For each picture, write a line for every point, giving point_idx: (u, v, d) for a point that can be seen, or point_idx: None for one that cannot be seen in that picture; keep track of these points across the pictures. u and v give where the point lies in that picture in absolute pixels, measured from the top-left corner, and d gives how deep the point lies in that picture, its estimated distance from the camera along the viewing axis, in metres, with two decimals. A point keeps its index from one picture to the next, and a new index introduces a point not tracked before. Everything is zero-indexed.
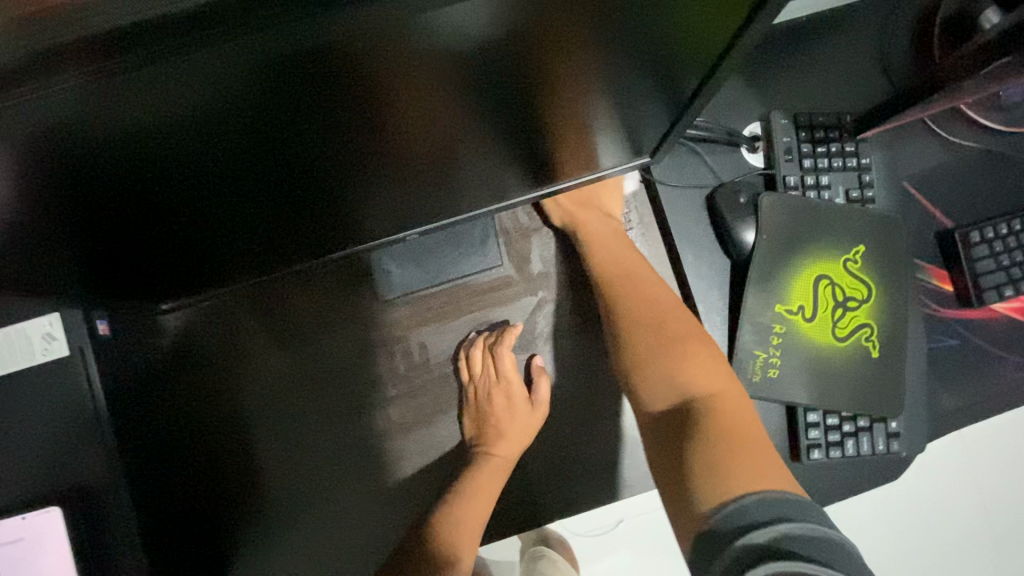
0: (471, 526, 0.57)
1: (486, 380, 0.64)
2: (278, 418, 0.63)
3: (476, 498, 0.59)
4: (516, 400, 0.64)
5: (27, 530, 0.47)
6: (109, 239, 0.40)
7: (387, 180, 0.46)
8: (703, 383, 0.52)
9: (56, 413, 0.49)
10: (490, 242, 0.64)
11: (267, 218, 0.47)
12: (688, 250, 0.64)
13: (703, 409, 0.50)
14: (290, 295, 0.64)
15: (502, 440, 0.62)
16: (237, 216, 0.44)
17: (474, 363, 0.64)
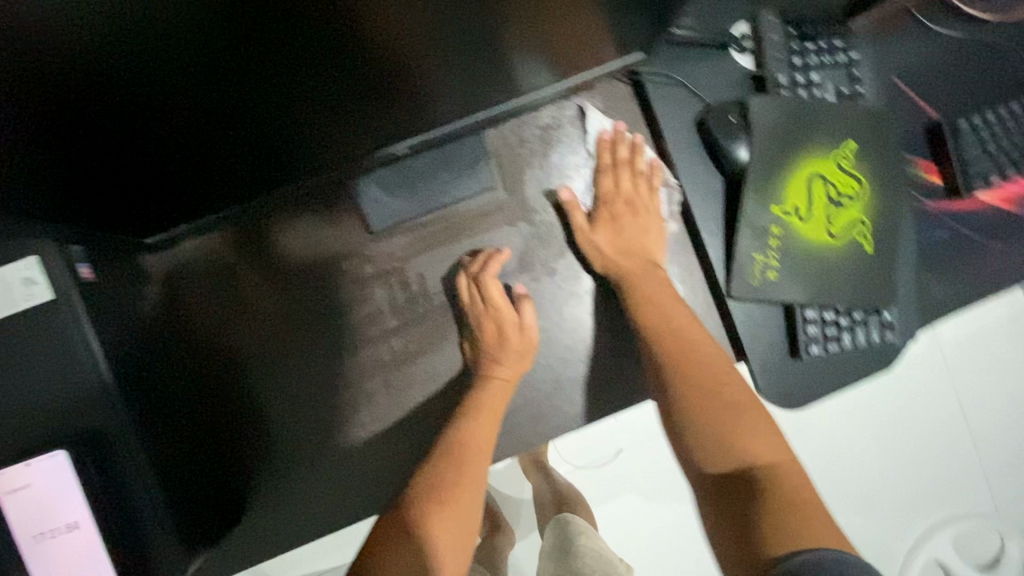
0: (476, 450, 0.59)
1: (475, 306, 0.63)
2: (277, 358, 0.62)
3: (480, 421, 0.60)
4: (506, 327, 0.63)
5: (32, 477, 0.46)
6: (73, 157, 0.37)
7: (368, 94, 0.44)
8: (764, 453, 0.54)
9: (51, 357, 0.48)
10: (481, 163, 0.62)
11: (243, 144, 0.44)
12: (682, 158, 0.63)
13: (765, 477, 0.52)
14: (276, 231, 0.62)
15: (499, 364, 0.62)
16: (217, 140, 0.42)
17: (462, 291, 0.63)
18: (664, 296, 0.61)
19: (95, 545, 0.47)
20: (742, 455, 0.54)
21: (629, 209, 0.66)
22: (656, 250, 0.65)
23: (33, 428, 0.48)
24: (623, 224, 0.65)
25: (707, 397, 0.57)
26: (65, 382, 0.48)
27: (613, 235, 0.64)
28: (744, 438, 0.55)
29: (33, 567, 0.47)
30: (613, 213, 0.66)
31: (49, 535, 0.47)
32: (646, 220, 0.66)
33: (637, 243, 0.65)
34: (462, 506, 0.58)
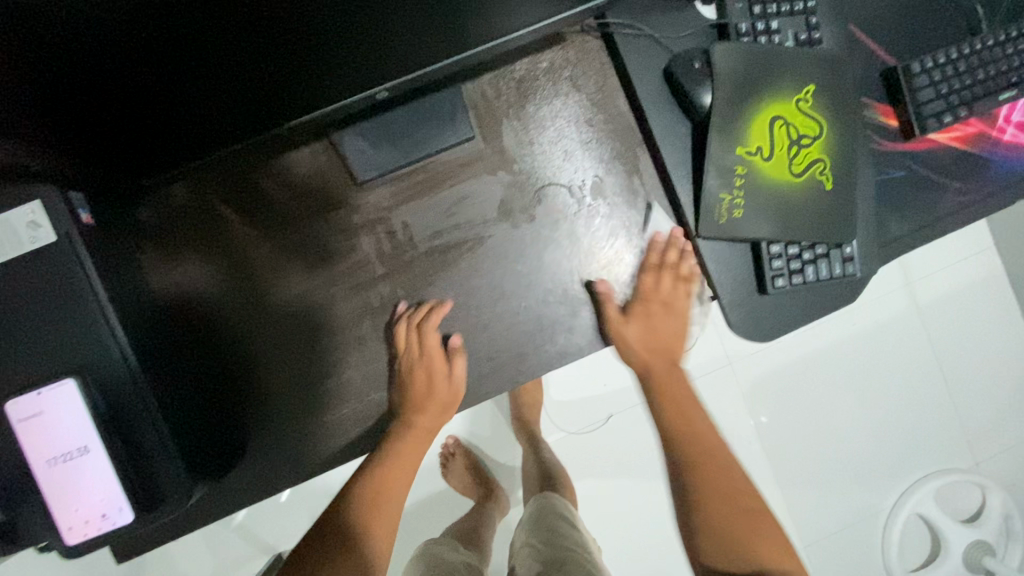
0: (395, 501, 0.69)
1: (411, 356, 0.66)
2: (267, 305, 0.65)
3: (402, 473, 0.70)
4: (435, 377, 0.68)
5: (46, 404, 0.49)
6: (89, 87, 0.43)
7: (342, 31, 0.49)
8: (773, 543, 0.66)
9: (53, 293, 0.51)
10: (460, 115, 0.65)
11: (232, 82, 0.49)
12: (650, 105, 0.66)
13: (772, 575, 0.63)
14: (263, 184, 0.65)
15: (423, 413, 0.70)
16: (208, 73, 0.47)
17: (399, 341, 0.65)
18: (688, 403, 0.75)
19: (106, 468, 0.50)
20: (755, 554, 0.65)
21: (663, 308, 0.72)
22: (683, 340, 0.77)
23: (38, 363, 0.51)
24: (654, 319, 0.72)
25: (715, 484, 0.69)
26: (67, 315, 0.51)
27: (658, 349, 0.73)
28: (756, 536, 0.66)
29: (49, 492, 0.50)
30: (649, 308, 0.71)
31: (61, 460, 0.50)
32: (676, 319, 0.74)
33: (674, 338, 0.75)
34: (378, 525, 0.67)
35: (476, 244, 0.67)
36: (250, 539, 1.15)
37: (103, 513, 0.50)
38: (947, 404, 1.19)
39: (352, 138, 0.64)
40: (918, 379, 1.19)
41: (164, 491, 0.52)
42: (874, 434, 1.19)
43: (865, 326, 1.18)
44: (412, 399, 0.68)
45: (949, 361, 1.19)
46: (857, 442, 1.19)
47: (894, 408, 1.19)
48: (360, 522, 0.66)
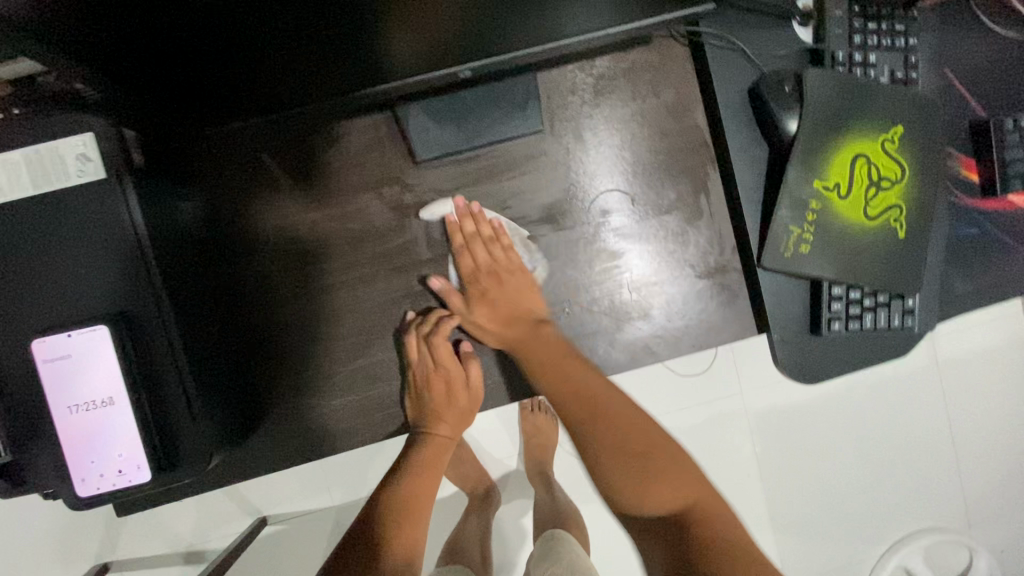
0: (421, 508, 0.65)
1: (427, 366, 0.64)
2: (303, 275, 0.62)
3: (425, 481, 0.66)
4: (454, 385, 0.66)
5: (75, 348, 0.47)
6: (166, 50, 0.42)
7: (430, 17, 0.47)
8: (676, 495, 0.57)
9: (97, 234, 0.49)
10: (531, 104, 0.62)
11: (306, 57, 0.48)
12: (730, 123, 0.63)
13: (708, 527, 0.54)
14: (316, 149, 0.62)
15: (442, 422, 0.67)
16: (284, 49, 0.46)
17: (413, 350, 0.63)
18: (557, 361, 0.62)
19: (130, 422, 0.48)
20: (644, 498, 0.58)
21: (446, 390, 0.67)
22: (533, 302, 0.66)
23: (73, 303, 0.49)
24: (442, 404, 0.67)
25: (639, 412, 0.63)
26: (109, 258, 0.49)
27: (499, 320, 0.66)
28: (648, 475, 0.58)
29: (66, 438, 0.48)
30: (443, 393, 0.67)
31: (83, 409, 0.47)
32: (458, 392, 0.67)
33: (513, 310, 0.66)
34: (412, 533, 0.62)
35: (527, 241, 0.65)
36: (236, 500, 1.13)
37: (120, 468, 0.48)
38: (957, 469, 1.17)
39: (418, 114, 0.61)
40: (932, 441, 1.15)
41: (185, 454, 0.50)
42: (877, 487, 1.17)
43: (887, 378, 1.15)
44: (429, 411, 0.67)
45: (965, 425, 1.17)
46: (859, 492, 1.17)
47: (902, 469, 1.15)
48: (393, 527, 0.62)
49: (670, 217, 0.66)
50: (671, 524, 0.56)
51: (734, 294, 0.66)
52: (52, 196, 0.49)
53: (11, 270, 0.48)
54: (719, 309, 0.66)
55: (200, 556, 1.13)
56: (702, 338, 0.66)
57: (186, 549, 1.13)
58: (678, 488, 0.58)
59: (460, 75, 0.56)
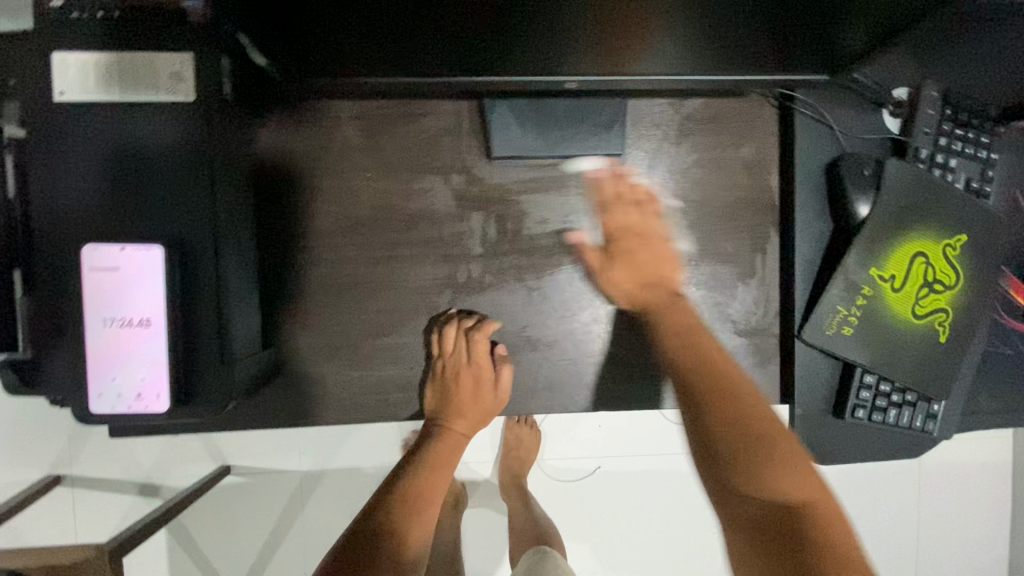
0: (429, 502, 0.61)
1: (456, 360, 0.63)
2: (353, 240, 0.62)
3: (436, 474, 0.63)
4: (480, 383, 0.64)
5: (125, 262, 0.46)
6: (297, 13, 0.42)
7: (552, 28, 0.47)
8: (802, 490, 0.47)
9: (172, 153, 0.48)
10: (616, 128, 0.62)
11: (424, 37, 0.48)
12: (801, 193, 0.64)
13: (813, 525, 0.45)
14: (396, 120, 0.62)
15: (462, 418, 0.65)
16: (407, 27, 0.46)
17: (445, 342, 0.63)
18: (689, 327, 0.57)
19: (161, 347, 0.47)
20: (759, 486, 0.47)
21: (472, 388, 0.64)
22: (672, 275, 0.64)
23: (135, 215, 0.49)
24: (465, 400, 0.64)
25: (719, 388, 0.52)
26: (176, 178, 0.48)
27: (637, 278, 0.63)
28: (774, 464, 0.47)
29: (93, 350, 0.47)
30: (467, 389, 0.64)
31: (117, 324, 0.46)
32: (483, 392, 0.64)
33: (653, 275, 0.63)
34: (421, 528, 0.59)
35: (577, 260, 0.65)
36: (208, 443, 1.11)
37: (138, 393, 0.47)
38: None
39: (503, 111, 0.61)
40: (931, 561, 1.08)
41: (203, 392, 0.49)
42: None
43: (922, 482, 1.06)
44: (450, 405, 0.64)
45: None
46: None
47: (893, 574, 1.07)
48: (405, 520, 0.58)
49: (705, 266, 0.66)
50: (782, 524, 0.45)
51: (766, 359, 0.66)
52: (136, 106, 0.48)
53: (80, 169, 0.48)
54: (747, 370, 0.66)
55: (158, 491, 1.11)
56: None
57: (145, 480, 1.11)
58: (817, 483, 0.47)
59: (565, 85, 0.57)
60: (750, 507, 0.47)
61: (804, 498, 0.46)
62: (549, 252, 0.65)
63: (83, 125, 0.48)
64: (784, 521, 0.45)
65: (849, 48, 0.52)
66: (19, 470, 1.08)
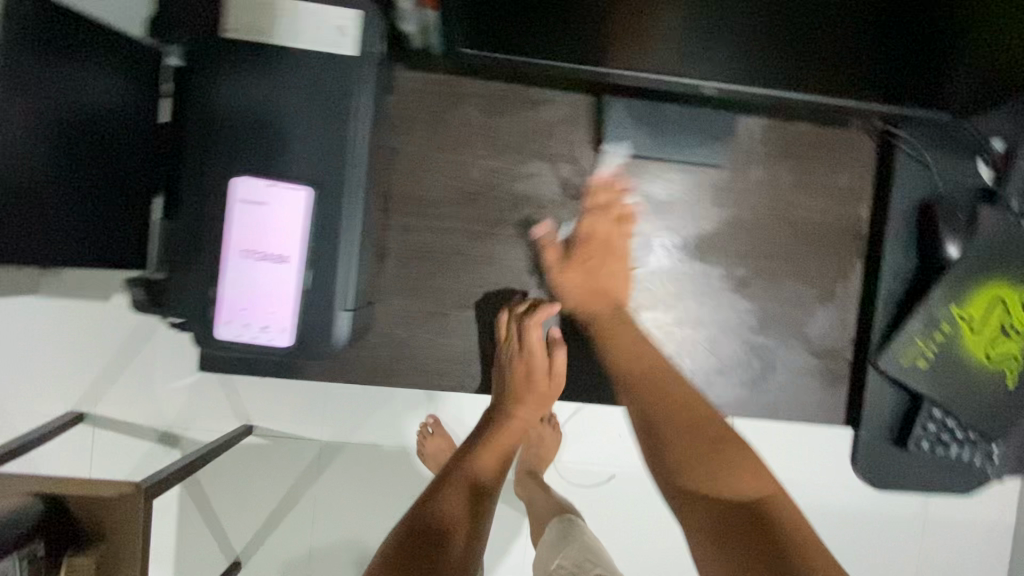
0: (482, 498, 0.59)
1: (511, 347, 0.63)
2: (459, 213, 0.65)
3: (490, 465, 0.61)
4: (535, 370, 0.63)
5: (273, 199, 0.48)
6: None
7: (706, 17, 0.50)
8: (758, 487, 0.49)
9: (325, 102, 0.50)
10: (725, 140, 0.64)
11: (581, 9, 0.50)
12: (893, 226, 0.65)
13: (776, 517, 0.47)
14: (516, 104, 0.64)
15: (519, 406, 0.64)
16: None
17: (503, 329, 0.64)
18: (631, 343, 0.60)
19: (293, 282, 0.48)
20: (711, 489, 0.49)
21: (525, 376, 0.64)
22: (622, 288, 0.65)
23: (279, 156, 0.50)
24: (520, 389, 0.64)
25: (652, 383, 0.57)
26: (326, 127, 0.50)
27: (585, 290, 0.63)
28: (726, 473, 0.50)
29: (228, 279, 0.48)
30: (522, 377, 0.64)
31: (254, 257, 0.48)
32: (537, 379, 0.64)
33: (602, 284, 0.64)
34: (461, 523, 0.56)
35: (666, 261, 0.67)
36: None
37: (265, 325, 0.48)
38: None
39: (619, 109, 0.63)
40: None
41: (318, 334, 0.50)
42: None
43: None
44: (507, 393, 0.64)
45: None
46: None
47: None
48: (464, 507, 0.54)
49: (770, 280, 0.67)
50: (744, 518, 0.47)
51: (835, 381, 0.68)
52: (298, 54, 0.50)
53: (236, 106, 0.50)
54: (817, 390, 0.68)
55: (178, 441, 0.93)
56: (793, 410, 0.67)
57: None
58: (767, 480, 0.50)
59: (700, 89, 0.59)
60: (717, 512, 0.48)
61: (758, 493, 0.49)
62: (640, 249, 0.66)
63: (244, 64, 0.50)
64: (747, 521, 0.46)
65: (960, 77, 0.52)
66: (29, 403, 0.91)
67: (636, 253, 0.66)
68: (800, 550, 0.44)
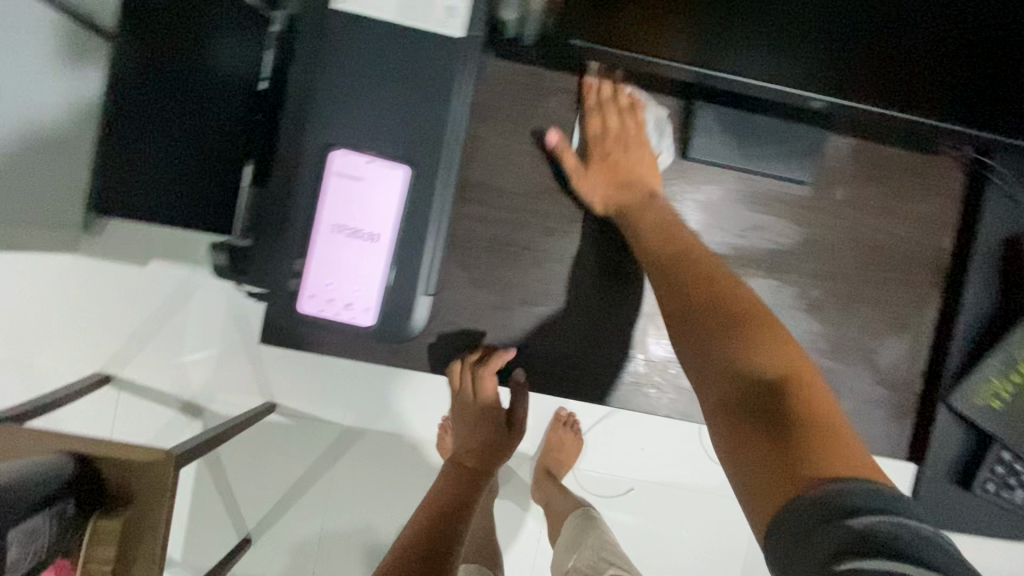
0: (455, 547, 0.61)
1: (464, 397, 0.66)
2: (531, 204, 0.66)
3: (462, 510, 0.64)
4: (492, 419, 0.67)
5: (371, 175, 0.47)
6: None
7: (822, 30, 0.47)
8: (778, 362, 0.40)
9: (426, 80, 0.48)
10: (815, 154, 0.62)
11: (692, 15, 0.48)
12: (982, 260, 0.62)
13: (799, 393, 0.37)
14: (602, 101, 0.63)
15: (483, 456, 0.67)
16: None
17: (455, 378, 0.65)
18: (664, 226, 0.56)
19: (384, 260, 0.48)
20: (745, 363, 0.40)
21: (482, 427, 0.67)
22: (653, 179, 0.62)
23: (371, 130, 0.48)
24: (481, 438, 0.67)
25: (682, 264, 0.51)
26: (425, 107, 0.48)
27: (611, 174, 0.61)
28: (749, 343, 0.41)
29: (317, 252, 0.48)
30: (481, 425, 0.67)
31: (346, 232, 0.48)
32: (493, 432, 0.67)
33: (635, 177, 0.61)
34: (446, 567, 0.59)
35: (738, 274, 0.65)
36: None
37: (348, 303, 0.48)
38: None
39: (710, 116, 0.61)
40: None
41: (399, 315, 0.49)
42: None
43: None
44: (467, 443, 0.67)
45: None
46: None
47: None
48: (422, 538, 0.61)
49: (843, 303, 0.65)
50: (760, 397, 0.37)
51: (900, 414, 0.66)
52: (406, 29, 0.48)
53: (330, 75, 0.48)
54: (880, 421, 0.66)
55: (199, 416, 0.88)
56: (854, 440, 0.66)
57: None
58: (793, 356, 0.40)
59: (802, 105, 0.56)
60: (735, 385, 0.39)
61: (770, 364, 0.39)
62: None
63: (342, 32, 0.47)
64: (761, 390, 0.38)
65: None
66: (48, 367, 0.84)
67: (655, 145, 0.64)
68: (830, 446, 0.34)
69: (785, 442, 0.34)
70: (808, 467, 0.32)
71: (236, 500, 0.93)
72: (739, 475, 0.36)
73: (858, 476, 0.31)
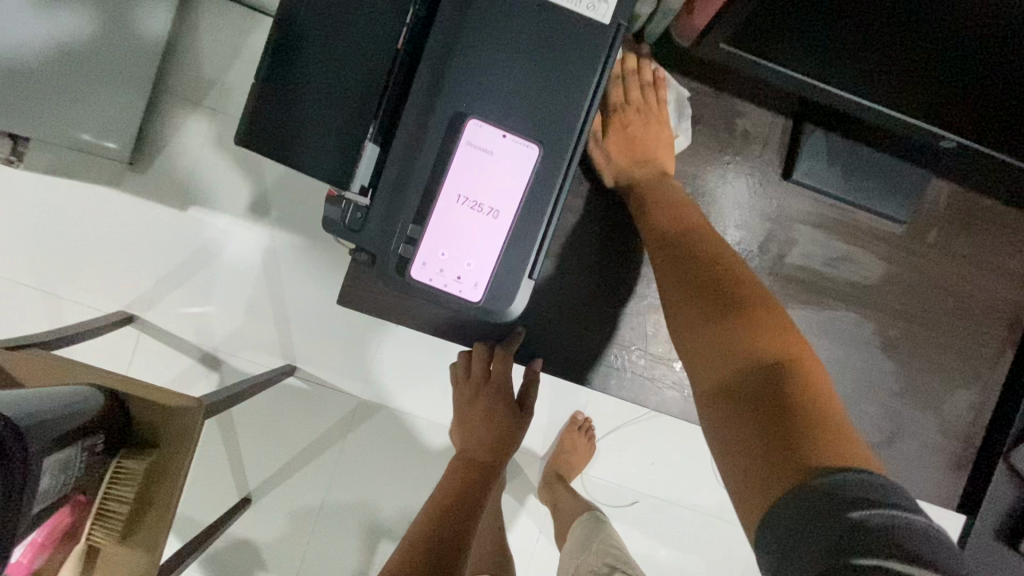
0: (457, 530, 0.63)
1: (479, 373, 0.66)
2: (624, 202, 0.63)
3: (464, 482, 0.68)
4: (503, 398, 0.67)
5: (500, 150, 0.46)
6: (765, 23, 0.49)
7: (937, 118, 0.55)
8: (776, 342, 0.42)
9: (567, 59, 0.47)
10: (914, 194, 0.62)
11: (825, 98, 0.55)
12: None
13: (792, 378, 0.39)
14: (712, 110, 0.62)
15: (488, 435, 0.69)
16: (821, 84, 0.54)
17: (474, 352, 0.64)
18: (666, 209, 0.56)
19: (500, 238, 0.47)
20: (741, 346, 0.42)
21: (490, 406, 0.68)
22: (668, 160, 0.61)
23: (503, 103, 0.47)
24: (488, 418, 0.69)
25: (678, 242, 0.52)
26: (562, 86, 0.47)
27: (631, 150, 0.59)
28: (750, 324, 0.43)
29: (435, 221, 0.47)
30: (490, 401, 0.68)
31: (467, 204, 0.47)
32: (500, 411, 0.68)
33: (651, 153, 0.60)
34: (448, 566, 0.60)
35: (821, 303, 0.64)
36: None
37: (459, 276, 0.47)
38: None
39: (817, 139, 0.61)
40: None
41: (504, 296, 0.48)
42: None
43: None
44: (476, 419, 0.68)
45: None
46: None
47: None
48: (426, 533, 0.62)
49: (917, 347, 0.65)
50: (759, 382, 0.39)
51: (959, 466, 0.66)
52: (551, 7, 0.46)
53: (471, 40, 0.46)
54: (938, 469, 0.66)
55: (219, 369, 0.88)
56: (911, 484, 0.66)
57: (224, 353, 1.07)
58: (795, 339, 0.42)
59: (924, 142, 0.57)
60: (732, 367, 0.41)
61: (776, 349, 0.41)
62: (796, 285, 0.64)
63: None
64: (760, 370, 0.40)
65: None
66: (84, 302, 0.87)
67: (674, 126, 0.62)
68: (830, 436, 0.36)
69: (775, 425, 0.37)
70: (804, 454, 0.35)
71: (253, 461, 0.91)
72: (730, 435, 0.39)
73: (853, 465, 0.34)
